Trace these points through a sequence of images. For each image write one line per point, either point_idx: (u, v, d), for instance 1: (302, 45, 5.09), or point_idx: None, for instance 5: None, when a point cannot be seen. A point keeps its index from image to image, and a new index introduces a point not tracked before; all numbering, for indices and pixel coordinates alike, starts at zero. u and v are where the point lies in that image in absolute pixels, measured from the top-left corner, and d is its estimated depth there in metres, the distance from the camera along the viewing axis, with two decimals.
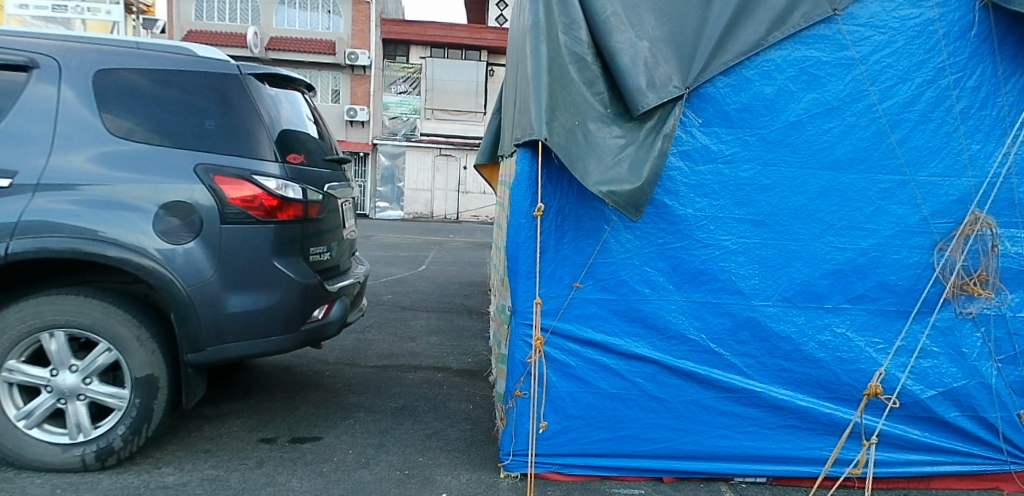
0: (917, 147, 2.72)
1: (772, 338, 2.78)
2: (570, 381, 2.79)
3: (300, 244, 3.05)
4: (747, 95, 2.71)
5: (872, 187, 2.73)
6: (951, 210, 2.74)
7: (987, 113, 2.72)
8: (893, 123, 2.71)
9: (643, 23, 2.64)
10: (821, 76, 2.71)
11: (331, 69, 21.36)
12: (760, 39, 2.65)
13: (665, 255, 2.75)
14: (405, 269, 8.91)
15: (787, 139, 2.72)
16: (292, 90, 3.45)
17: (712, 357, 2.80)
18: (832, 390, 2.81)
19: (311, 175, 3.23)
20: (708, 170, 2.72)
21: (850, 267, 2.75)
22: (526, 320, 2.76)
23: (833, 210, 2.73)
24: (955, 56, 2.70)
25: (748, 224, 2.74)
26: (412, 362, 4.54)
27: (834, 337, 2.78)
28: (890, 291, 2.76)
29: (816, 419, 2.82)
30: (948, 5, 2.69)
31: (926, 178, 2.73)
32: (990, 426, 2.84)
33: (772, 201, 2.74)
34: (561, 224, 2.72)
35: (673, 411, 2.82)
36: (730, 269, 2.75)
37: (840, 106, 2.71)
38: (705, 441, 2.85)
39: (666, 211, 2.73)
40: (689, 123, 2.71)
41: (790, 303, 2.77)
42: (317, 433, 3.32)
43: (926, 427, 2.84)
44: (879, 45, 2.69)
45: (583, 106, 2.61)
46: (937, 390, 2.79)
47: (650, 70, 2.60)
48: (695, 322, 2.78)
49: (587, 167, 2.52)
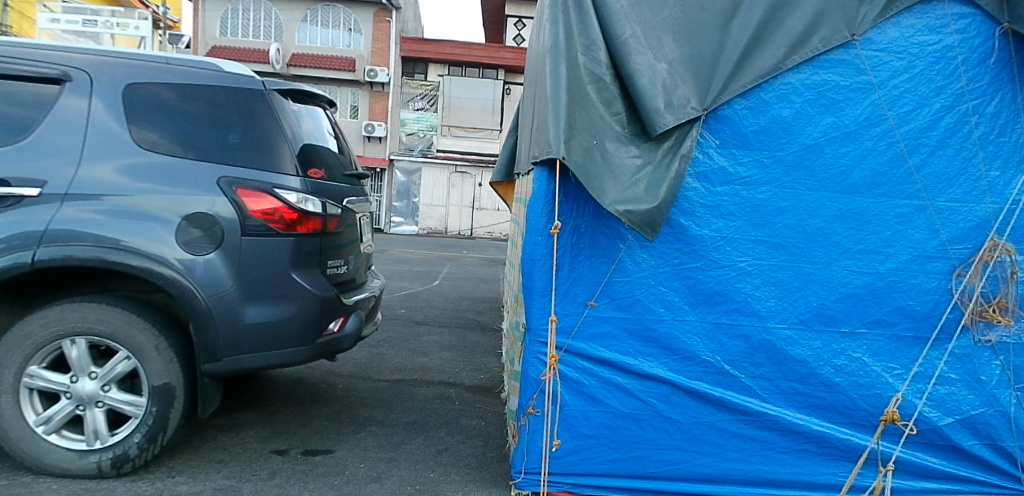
0: (935, 172, 2.72)
1: (788, 360, 2.76)
2: (583, 400, 2.78)
3: (319, 257, 3.09)
4: (765, 117, 2.72)
5: (890, 211, 2.72)
6: (969, 236, 2.72)
7: (1006, 140, 2.72)
8: (911, 148, 2.71)
9: (662, 45, 2.68)
10: (838, 101, 2.72)
11: (351, 85, 21.71)
12: (778, 62, 2.68)
13: (680, 275, 2.75)
14: (419, 283, 9.00)
15: (804, 162, 2.73)
16: (314, 106, 3.52)
17: (727, 379, 2.78)
18: (848, 415, 2.77)
19: (331, 189, 3.28)
20: (724, 192, 2.73)
21: (867, 292, 2.74)
22: (539, 338, 2.76)
23: (850, 233, 2.73)
24: (974, 82, 2.71)
25: (765, 245, 2.74)
26: (425, 377, 4.56)
27: (850, 362, 2.75)
28: (907, 316, 2.74)
29: (831, 445, 2.78)
30: (967, 32, 2.69)
31: (944, 203, 2.72)
32: (1008, 456, 2.79)
33: (789, 223, 2.74)
34: (576, 242, 2.73)
35: (687, 433, 2.80)
36: (746, 291, 2.75)
37: (858, 130, 2.72)
38: (718, 464, 2.81)
39: (682, 232, 2.73)
40: (707, 144, 2.73)
41: (806, 326, 2.75)
42: (329, 445, 3.33)
43: (944, 454, 2.79)
44: (898, 71, 2.71)
45: (600, 126, 2.63)
46: (954, 418, 2.76)
47: (668, 91, 2.63)
48: (710, 344, 2.76)
49: (603, 187, 2.54)
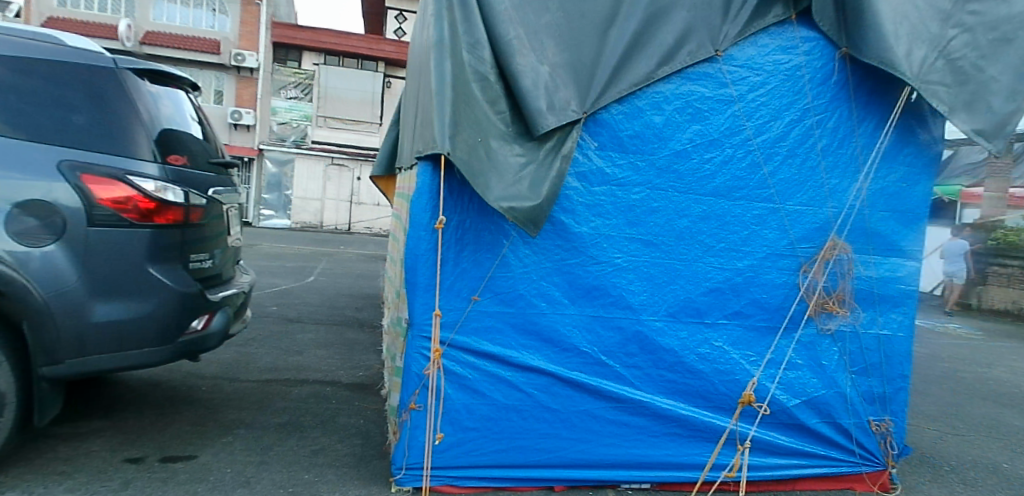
0: (785, 178, 3.04)
1: (658, 350, 2.96)
2: (466, 393, 2.80)
3: (180, 250, 2.86)
4: (639, 123, 2.91)
5: (746, 213, 3.01)
6: (813, 236, 3.06)
7: (845, 151, 3.08)
8: (765, 156, 3.01)
9: (544, 49, 2.76)
10: (704, 110, 2.96)
11: (215, 69, 20.26)
12: (651, 72, 2.87)
13: (561, 270, 2.86)
14: (292, 279, 8.59)
15: (674, 166, 2.94)
16: (175, 89, 3.25)
17: (603, 369, 2.92)
18: (710, 399, 3.01)
19: (194, 178, 3.05)
20: (603, 191, 2.88)
21: (727, 286, 3.00)
22: (423, 333, 2.74)
23: (712, 233, 2.98)
24: (818, 99, 3.05)
25: (639, 243, 2.92)
26: (298, 376, 4.36)
27: (712, 350, 3.00)
28: (761, 308, 3.03)
29: (695, 427, 3.00)
30: (812, 55, 3.04)
31: (793, 207, 3.04)
32: (844, 432, 3.13)
33: (659, 223, 2.94)
34: (461, 238, 2.74)
35: (566, 422, 2.91)
36: (622, 285, 2.91)
37: (720, 138, 2.98)
38: (595, 450, 2.95)
39: (563, 229, 2.85)
40: (586, 145, 2.86)
41: (674, 317, 2.97)
42: (191, 451, 3.10)
43: (792, 433, 3.10)
44: (754, 86, 3.00)
45: (485, 123, 2.66)
46: (801, 399, 3.06)
47: (550, 94, 2.72)
48: (588, 335, 2.90)
49: (488, 183, 2.59)
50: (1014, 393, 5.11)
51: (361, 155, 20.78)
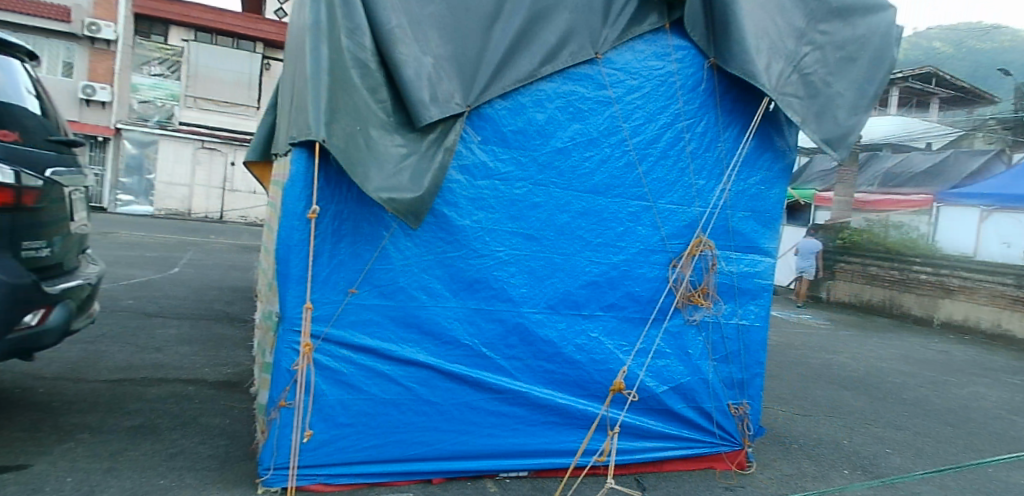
0: (658, 178, 3.21)
1: (537, 342, 3.03)
2: (341, 389, 2.72)
3: (10, 237, 2.56)
4: (522, 119, 2.95)
5: (623, 210, 3.15)
6: (682, 233, 3.26)
7: (712, 154, 3.30)
8: (640, 156, 3.17)
9: (427, 39, 2.70)
10: (584, 110, 3.06)
11: (65, 39, 18.99)
12: (534, 69, 2.92)
13: (443, 263, 2.85)
14: (152, 270, 8.01)
15: (555, 162, 3.02)
16: (7, 56, 2.92)
17: (484, 361, 2.95)
18: (586, 388, 3.13)
19: (29, 156, 2.74)
20: (485, 185, 2.90)
21: (604, 279, 3.13)
22: (294, 327, 2.62)
23: (591, 228, 3.09)
24: (688, 105, 3.24)
25: (521, 237, 2.98)
26: (156, 375, 4.07)
27: (589, 341, 3.11)
28: (635, 300, 3.19)
29: (571, 415, 3.10)
30: (684, 62, 3.22)
31: (664, 205, 3.22)
32: (706, 414, 3.36)
33: (541, 217, 3.01)
34: (337, 229, 2.66)
35: (445, 414, 2.91)
36: (503, 278, 2.96)
37: (599, 137, 3.09)
38: (474, 441, 2.98)
39: (445, 222, 2.83)
40: (469, 139, 2.86)
41: (553, 310, 3.05)
42: (24, 460, 2.79)
43: (660, 417, 3.28)
44: (631, 89, 3.14)
45: (365, 112, 2.59)
46: (668, 385, 3.26)
47: (433, 85, 2.68)
48: (469, 328, 2.92)
49: (367, 173, 2.50)
50: (848, 377, 5.72)
51: (235, 140, 20.11)
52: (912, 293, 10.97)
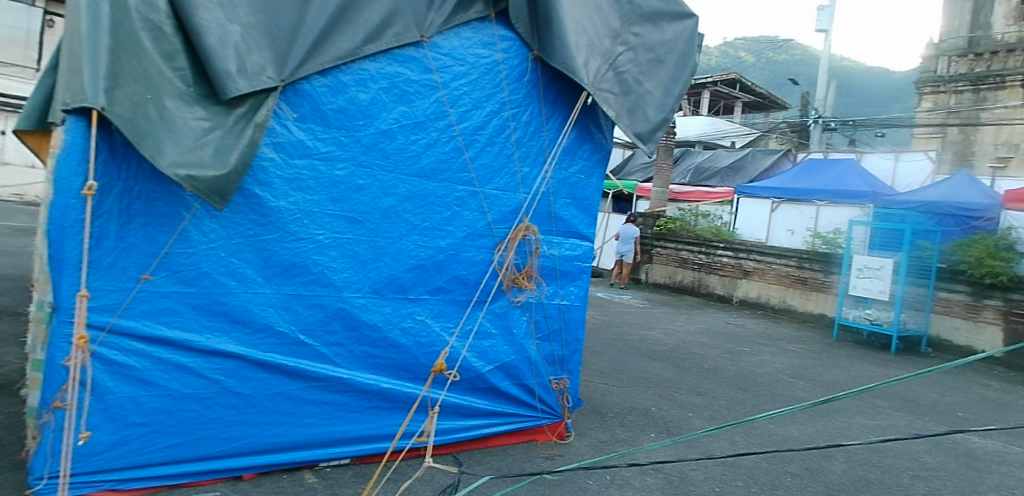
0: (485, 164, 3.28)
1: (360, 327, 2.98)
2: (132, 385, 2.49)
3: None
4: (343, 99, 2.86)
5: (449, 195, 3.18)
6: (508, 218, 3.37)
7: (536, 143, 3.44)
8: (467, 142, 3.22)
9: (233, 6, 2.52)
10: (409, 93, 3.04)
11: None
12: (355, 48, 2.84)
13: (255, 247, 2.70)
14: None
15: (379, 144, 2.97)
16: None
17: (302, 348, 2.84)
18: (411, 371, 3.14)
19: None
20: (303, 165, 2.77)
21: (430, 263, 3.15)
22: (71, 318, 2.35)
23: (417, 212, 3.09)
24: (514, 94, 3.35)
25: (342, 219, 2.89)
26: None
27: (414, 324, 3.12)
28: (461, 283, 3.25)
29: (396, 399, 3.10)
30: (509, 52, 3.32)
31: (491, 190, 3.31)
32: (529, 390, 3.53)
33: (364, 200, 2.94)
34: (126, 208, 2.43)
35: (258, 406, 2.77)
36: (323, 262, 2.86)
37: (424, 121, 3.09)
38: (291, 432, 2.87)
39: (256, 202, 2.68)
40: (283, 116, 2.72)
41: (377, 294, 3.02)
42: None
43: (486, 396, 3.39)
44: (457, 75, 3.18)
45: (157, 80, 2.35)
46: (493, 365, 3.37)
47: (241, 56, 2.51)
48: (285, 314, 2.80)
49: (160, 146, 2.30)
50: (657, 349, 6.32)
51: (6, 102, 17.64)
52: (713, 275, 11.26)
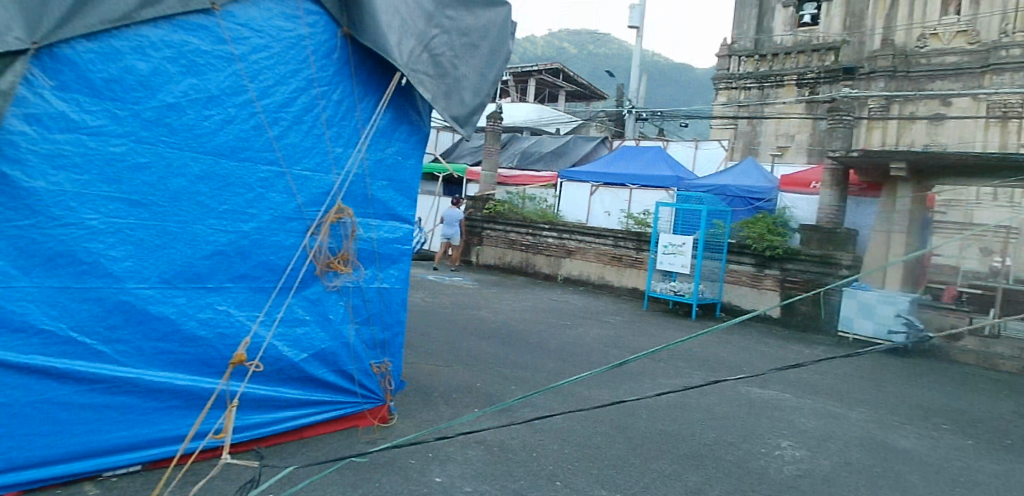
0: (292, 143, 3.13)
1: (148, 320, 2.72)
2: None
3: None
4: (116, 67, 2.56)
5: (251, 176, 3.00)
6: (320, 200, 3.26)
7: (348, 123, 3.35)
8: (270, 120, 3.05)
9: None
10: (200, 64, 2.79)
11: None
12: (130, 11, 2.55)
13: (5, 234, 2.34)
14: None
15: (164, 119, 2.70)
16: None
17: (74, 348, 2.53)
18: (212, 365, 2.93)
19: None
20: (67, 140, 2.45)
21: (232, 249, 2.95)
22: None
23: (214, 194, 2.88)
24: (322, 71, 3.21)
25: (121, 203, 2.61)
26: None
27: (214, 315, 2.91)
28: (269, 270, 3.09)
29: (196, 396, 2.88)
30: (316, 27, 3.18)
31: (299, 171, 3.17)
32: (348, 376, 3.47)
33: (148, 181, 2.68)
34: None
35: (16, 417, 2.41)
36: (97, 250, 2.56)
37: (219, 96, 2.86)
38: (63, 442, 2.54)
39: (4, 182, 2.30)
40: (37, 83, 2.36)
41: (168, 284, 2.77)
42: None
43: (302, 385, 3.28)
44: (257, 48, 2.98)
45: None
46: (307, 353, 3.25)
47: None
48: (50, 311, 2.46)
49: None
50: (483, 328, 6.51)
51: None
52: (541, 255, 11.81)
